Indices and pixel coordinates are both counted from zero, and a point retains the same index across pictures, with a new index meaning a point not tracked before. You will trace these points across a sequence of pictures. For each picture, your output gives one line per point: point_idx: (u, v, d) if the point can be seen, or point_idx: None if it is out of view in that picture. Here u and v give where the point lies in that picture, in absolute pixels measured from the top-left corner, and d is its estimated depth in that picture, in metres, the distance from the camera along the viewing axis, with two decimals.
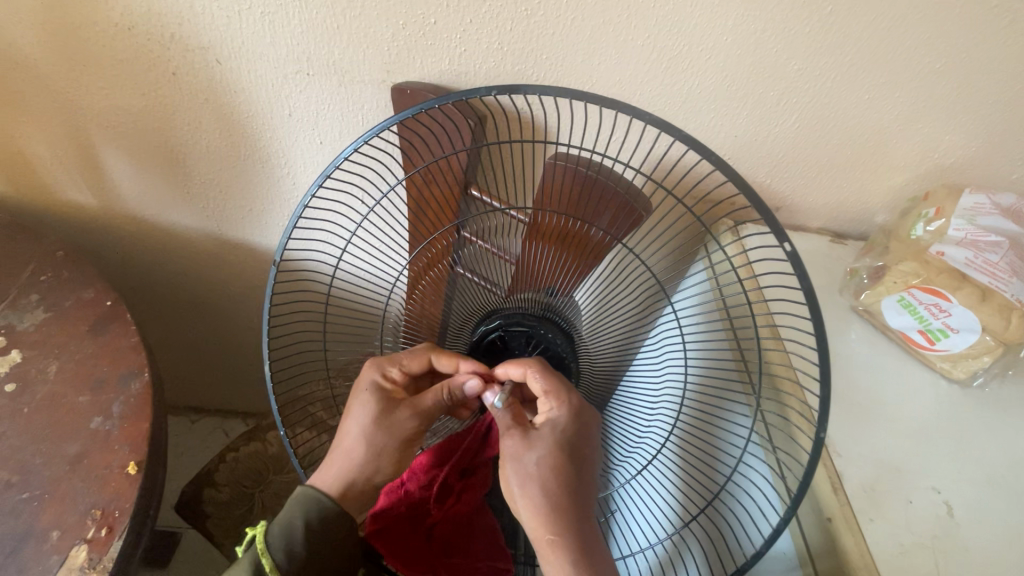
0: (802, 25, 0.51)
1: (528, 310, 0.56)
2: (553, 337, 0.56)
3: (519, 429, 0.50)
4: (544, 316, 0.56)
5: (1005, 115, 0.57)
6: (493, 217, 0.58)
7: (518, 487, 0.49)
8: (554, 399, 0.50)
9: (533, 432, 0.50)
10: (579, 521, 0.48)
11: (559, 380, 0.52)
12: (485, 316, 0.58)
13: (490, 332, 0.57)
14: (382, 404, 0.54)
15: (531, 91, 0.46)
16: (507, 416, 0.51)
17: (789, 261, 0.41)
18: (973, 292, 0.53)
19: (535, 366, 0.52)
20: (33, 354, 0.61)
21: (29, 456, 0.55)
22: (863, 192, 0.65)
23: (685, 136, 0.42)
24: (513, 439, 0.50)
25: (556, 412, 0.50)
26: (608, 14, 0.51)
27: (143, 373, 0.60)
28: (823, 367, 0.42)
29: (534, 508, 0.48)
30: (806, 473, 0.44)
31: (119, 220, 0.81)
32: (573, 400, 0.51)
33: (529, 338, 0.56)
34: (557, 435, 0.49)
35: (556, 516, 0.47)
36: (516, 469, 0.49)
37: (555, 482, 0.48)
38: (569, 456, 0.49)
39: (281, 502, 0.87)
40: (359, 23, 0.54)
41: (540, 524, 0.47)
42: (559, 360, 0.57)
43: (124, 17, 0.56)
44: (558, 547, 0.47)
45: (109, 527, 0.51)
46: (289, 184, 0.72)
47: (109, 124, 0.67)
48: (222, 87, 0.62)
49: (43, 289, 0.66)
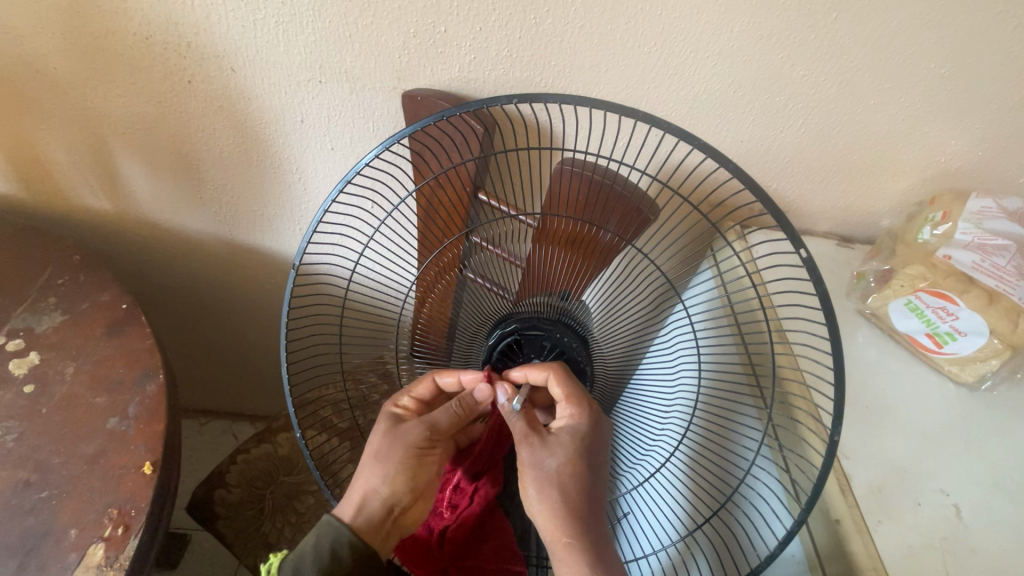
0: (808, 31, 0.52)
1: (543, 314, 0.57)
2: (569, 341, 0.56)
3: (536, 435, 0.51)
4: (559, 320, 0.57)
5: (1011, 119, 0.57)
6: (505, 224, 0.61)
7: (535, 491, 0.50)
8: (572, 405, 0.51)
9: (551, 438, 0.51)
10: (593, 522, 0.49)
11: (577, 387, 0.52)
12: (499, 321, 0.58)
13: (506, 336, 0.57)
14: (395, 426, 0.57)
15: (545, 99, 0.46)
16: (522, 423, 0.51)
17: (804, 267, 0.42)
18: (980, 295, 0.53)
19: (559, 370, 0.52)
20: (51, 356, 0.62)
21: (47, 455, 0.56)
22: (869, 196, 0.66)
23: (696, 141, 0.43)
24: (531, 446, 0.50)
25: (575, 418, 0.51)
26: (616, 21, 0.52)
27: (158, 375, 0.61)
28: (837, 370, 0.43)
29: (551, 512, 0.49)
30: (821, 476, 0.44)
31: (133, 225, 0.82)
32: (592, 407, 0.51)
33: (545, 343, 0.57)
34: (575, 441, 0.50)
35: (573, 520, 0.48)
36: (534, 475, 0.50)
37: (572, 488, 0.49)
38: (586, 461, 0.50)
39: (292, 503, 0.88)
40: (371, 32, 0.56)
41: (557, 527, 0.48)
42: (573, 364, 0.57)
43: (142, 26, 0.58)
44: (575, 551, 0.48)
45: (126, 525, 0.52)
46: (301, 189, 0.73)
47: (126, 131, 0.69)
48: (237, 94, 0.63)
49: (61, 292, 0.67)
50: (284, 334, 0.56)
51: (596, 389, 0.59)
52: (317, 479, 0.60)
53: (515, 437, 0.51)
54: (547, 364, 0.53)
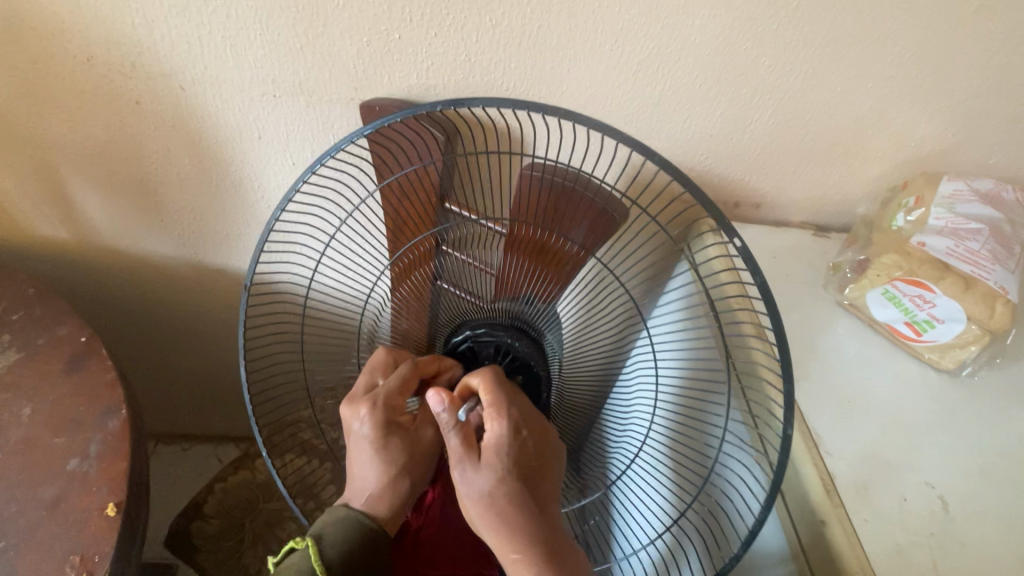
0: (768, 24, 0.51)
1: (495, 321, 0.56)
2: (520, 346, 0.55)
3: (466, 453, 0.48)
4: (511, 325, 0.56)
5: (976, 100, 0.57)
6: (472, 226, 0.56)
7: (474, 510, 0.48)
8: (493, 413, 0.47)
9: (482, 456, 0.48)
10: (540, 530, 0.47)
11: (508, 392, 0.49)
12: (456, 328, 0.58)
13: (461, 343, 0.57)
14: (404, 439, 0.53)
15: (474, 104, 0.45)
16: (457, 443, 0.48)
17: (741, 257, 0.40)
18: (956, 281, 0.52)
19: (490, 375, 0.49)
20: (6, 397, 0.59)
21: (4, 503, 0.53)
22: (843, 184, 0.65)
23: (628, 137, 0.41)
24: (463, 468, 0.48)
25: (499, 429, 0.47)
26: (574, 20, 0.51)
27: (120, 410, 0.59)
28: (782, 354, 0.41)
29: (493, 529, 0.47)
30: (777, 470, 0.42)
31: (93, 252, 0.79)
32: (517, 414, 0.48)
33: (497, 348, 0.56)
34: (503, 453, 0.47)
35: (515, 535, 0.47)
36: (471, 499, 0.48)
37: (507, 506, 0.47)
38: (520, 475, 0.47)
39: (273, 531, 0.87)
40: (322, 44, 0.54)
41: (504, 544, 0.47)
42: (527, 369, 0.56)
43: (82, 47, 0.55)
44: (524, 564, 0.47)
45: (89, 571, 0.51)
46: (263, 207, 0.71)
47: (74, 156, 0.66)
48: (188, 113, 0.61)
49: (16, 328, 0.64)
50: (242, 345, 0.55)
51: (557, 397, 0.57)
52: (282, 494, 0.57)
53: (449, 458, 0.48)
54: (476, 371, 0.50)
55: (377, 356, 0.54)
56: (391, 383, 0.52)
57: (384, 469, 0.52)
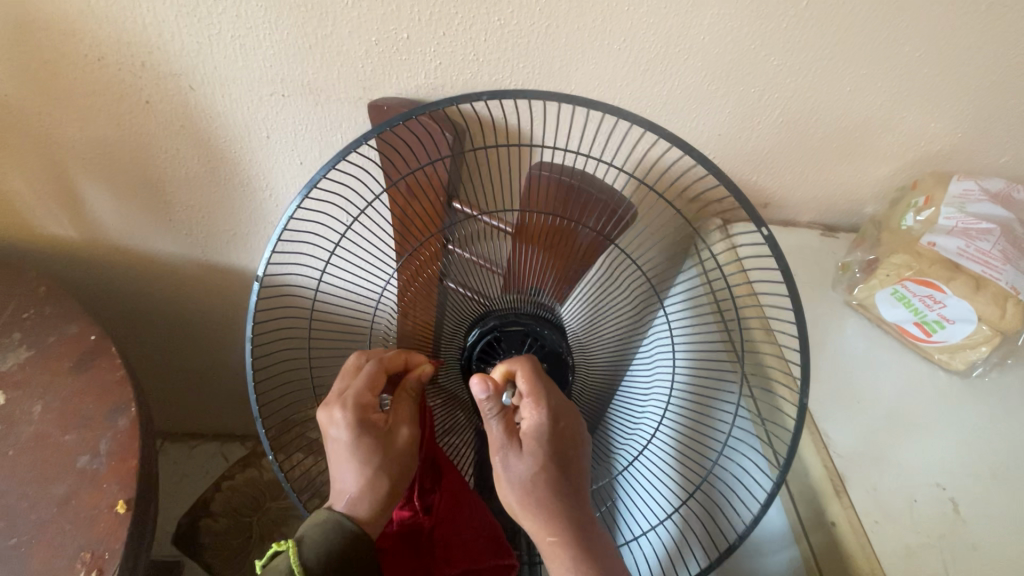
0: (776, 22, 0.51)
1: (523, 309, 0.55)
2: (551, 335, 0.54)
3: (509, 442, 0.48)
4: (539, 314, 0.55)
5: (988, 99, 0.57)
6: (477, 224, 0.57)
7: (515, 499, 0.47)
8: (532, 401, 0.47)
9: (523, 444, 0.48)
10: (576, 510, 0.48)
11: (546, 382, 0.49)
12: (478, 321, 0.56)
13: (484, 335, 0.55)
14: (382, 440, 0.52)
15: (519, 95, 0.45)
16: (501, 431, 0.48)
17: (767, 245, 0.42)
18: (967, 282, 0.52)
19: (530, 366, 0.49)
20: (17, 395, 0.60)
21: (15, 500, 0.54)
22: (852, 184, 0.65)
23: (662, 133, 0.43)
24: (505, 455, 0.48)
25: (539, 416, 0.48)
26: (583, 19, 0.51)
27: (130, 408, 0.60)
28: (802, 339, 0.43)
29: (533, 518, 0.47)
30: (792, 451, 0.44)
31: (102, 250, 0.79)
32: (555, 401, 0.48)
33: (525, 336, 0.55)
34: (546, 439, 0.48)
35: (553, 520, 0.47)
36: (511, 488, 0.47)
37: (547, 491, 0.47)
38: (558, 461, 0.48)
39: (280, 529, 0.88)
40: (331, 42, 0.54)
41: (541, 528, 0.47)
42: (556, 358, 0.54)
43: (94, 48, 0.56)
44: (561, 550, 0.46)
45: (99, 568, 0.51)
46: (271, 206, 0.71)
47: (84, 155, 0.66)
48: (197, 112, 0.61)
49: (26, 326, 0.64)
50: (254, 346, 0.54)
51: (580, 384, 0.56)
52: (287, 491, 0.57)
53: (490, 445, 0.48)
54: (515, 361, 0.50)
55: (348, 360, 0.55)
56: (358, 381, 0.52)
57: (363, 470, 0.52)
